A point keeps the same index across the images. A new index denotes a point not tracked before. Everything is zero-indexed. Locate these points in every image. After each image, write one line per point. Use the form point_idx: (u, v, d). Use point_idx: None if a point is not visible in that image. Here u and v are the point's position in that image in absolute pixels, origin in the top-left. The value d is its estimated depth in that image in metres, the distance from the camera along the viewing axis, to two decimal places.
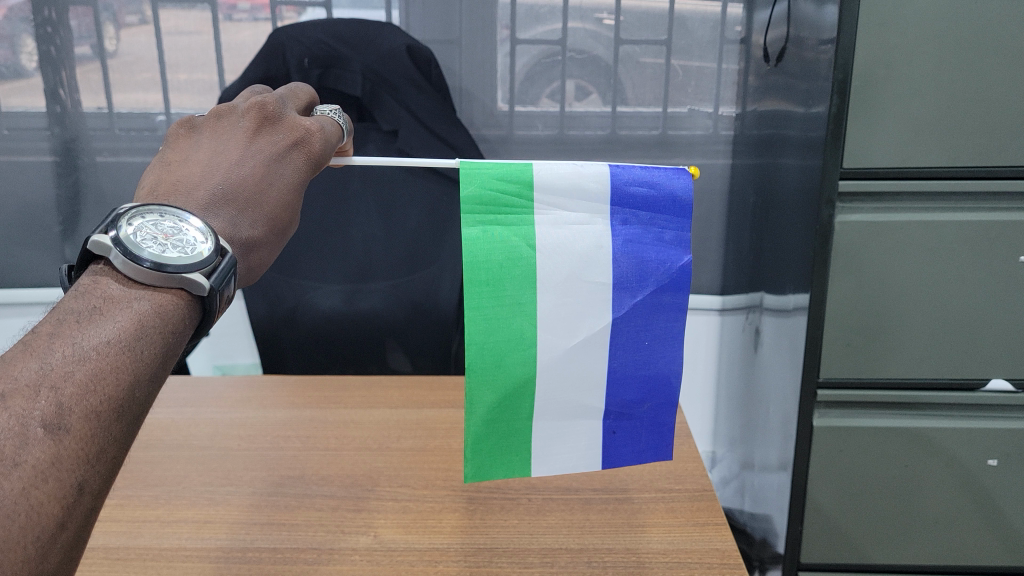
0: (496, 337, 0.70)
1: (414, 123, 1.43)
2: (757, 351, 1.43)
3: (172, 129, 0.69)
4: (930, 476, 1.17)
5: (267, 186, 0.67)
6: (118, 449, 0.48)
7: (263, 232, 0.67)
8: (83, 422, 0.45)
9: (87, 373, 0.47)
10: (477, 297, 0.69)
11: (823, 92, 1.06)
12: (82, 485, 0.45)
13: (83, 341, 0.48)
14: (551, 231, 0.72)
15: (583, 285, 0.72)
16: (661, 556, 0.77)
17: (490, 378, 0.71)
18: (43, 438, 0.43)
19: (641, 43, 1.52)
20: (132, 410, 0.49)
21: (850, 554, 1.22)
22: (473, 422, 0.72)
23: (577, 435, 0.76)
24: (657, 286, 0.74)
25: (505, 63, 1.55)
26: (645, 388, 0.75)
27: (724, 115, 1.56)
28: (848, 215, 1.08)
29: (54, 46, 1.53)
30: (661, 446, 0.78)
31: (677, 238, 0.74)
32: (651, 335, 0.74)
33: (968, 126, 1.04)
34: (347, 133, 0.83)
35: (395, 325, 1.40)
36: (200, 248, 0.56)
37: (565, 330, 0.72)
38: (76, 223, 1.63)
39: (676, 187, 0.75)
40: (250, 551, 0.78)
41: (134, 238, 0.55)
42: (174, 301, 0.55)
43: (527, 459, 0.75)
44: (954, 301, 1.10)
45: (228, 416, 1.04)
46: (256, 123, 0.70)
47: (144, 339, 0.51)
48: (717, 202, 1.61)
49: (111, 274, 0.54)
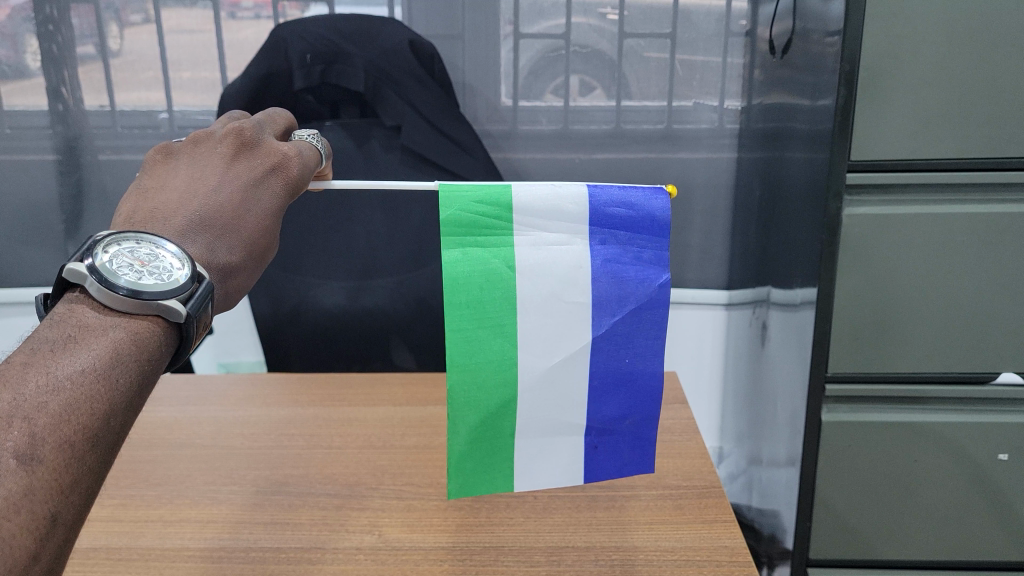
0: (478, 358, 0.70)
1: (415, 116, 1.45)
2: (765, 347, 1.42)
3: (150, 155, 0.70)
4: (941, 470, 1.16)
5: (244, 212, 0.68)
6: (93, 478, 0.48)
7: (241, 258, 0.67)
8: (56, 452, 0.46)
9: (62, 403, 0.48)
10: (458, 319, 0.69)
11: (830, 84, 1.04)
12: (55, 516, 0.45)
13: (58, 370, 0.49)
14: (531, 252, 0.71)
15: (565, 305, 0.72)
16: (667, 554, 0.76)
17: (472, 397, 0.70)
18: (17, 468, 0.44)
19: (645, 37, 1.51)
20: (107, 440, 0.50)
21: (858, 549, 1.21)
22: (458, 439, 0.72)
23: (560, 450, 0.75)
24: (638, 303, 0.72)
25: (508, 59, 1.54)
26: (626, 403, 0.74)
27: (729, 108, 1.55)
28: (855, 208, 1.06)
29: (56, 44, 1.53)
30: (644, 460, 0.76)
31: (656, 256, 0.73)
32: (633, 352, 0.73)
33: (978, 117, 1.02)
34: (326, 157, 0.83)
35: (398, 324, 1.39)
36: (177, 274, 0.57)
37: (545, 350, 0.72)
38: (77, 221, 1.63)
39: (655, 207, 0.74)
40: (254, 551, 0.77)
41: (110, 266, 0.56)
42: (150, 329, 0.56)
43: (510, 475, 0.75)
44: (964, 294, 1.09)
45: (231, 415, 1.04)
46: (234, 149, 0.70)
47: (120, 367, 0.52)
48: (725, 195, 1.60)
49: (87, 302, 0.56)
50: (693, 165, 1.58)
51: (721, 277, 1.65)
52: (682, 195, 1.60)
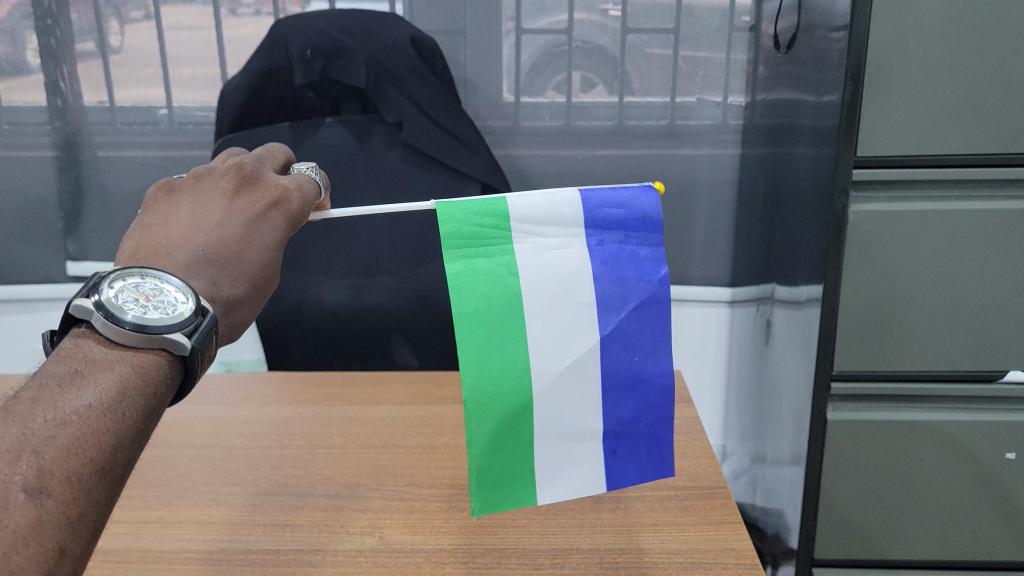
0: (490, 366, 0.67)
1: (418, 115, 1.41)
2: (768, 344, 1.41)
3: (150, 192, 0.68)
4: (948, 470, 1.14)
5: (247, 247, 0.67)
6: (101, 512, 0.47)
7: (245, 291, 0.66)
8: (64, 485, 0.45)
9: (69, 437, 0.47)
10: (468, 330, 0.67)
11: (836, 80, 1.03)
12: (64, 548, 0.44)
13: (65, 405, 0.48)
14: (532, 257, 0.70)
15: (570, 306, 0.71)
16: (674, 557, 0.75)
17: (489, 406, 0.67)
18: (25, 501, 0.43)
19: (649, 33, 1.50)
20: (114, 473, 0.49)
21: (865, 549, 1.20)
22: (477, 453, 0.68)
23: (581, 456, 0.72)
24: (640, 299, 0.72)
25: (510, 55, 1.53)
26: (640, 404, 0.72)
27: (733, 104, 1.53)
28: (861, 205, 1.05)
29: (54, 38, 1.52)
30: (661, 464, 0.74)
31: (653, 253, 0.73)
32: (640, 350, 0.72)
33: (987, 113, 1.01)
34: (324, 189, 0.82)
35: (402, 321, 1.38)
36: (181, 308, 0.56)
37: (555, 352, 0.70)
38: (76, 218, 1.62)
39: (646, 204, 0.74)
40: (254, 553, 0.76)
41: (116, 301, 0.55)
42: (155, 363, 0.55)
43: (533, 486, 0.71)
44: (971, 293, 1.08)
45: (231, 414, 1.03)
46: (234, 186, 0.69)
47: (127, 401, 0.51)
48: (727, 191, 1.59)
49: (93, 337, 0.55)
50: (696, 161, 1.57)
51: (724, 273, 1.64)
52: (685, 191, 1.59)
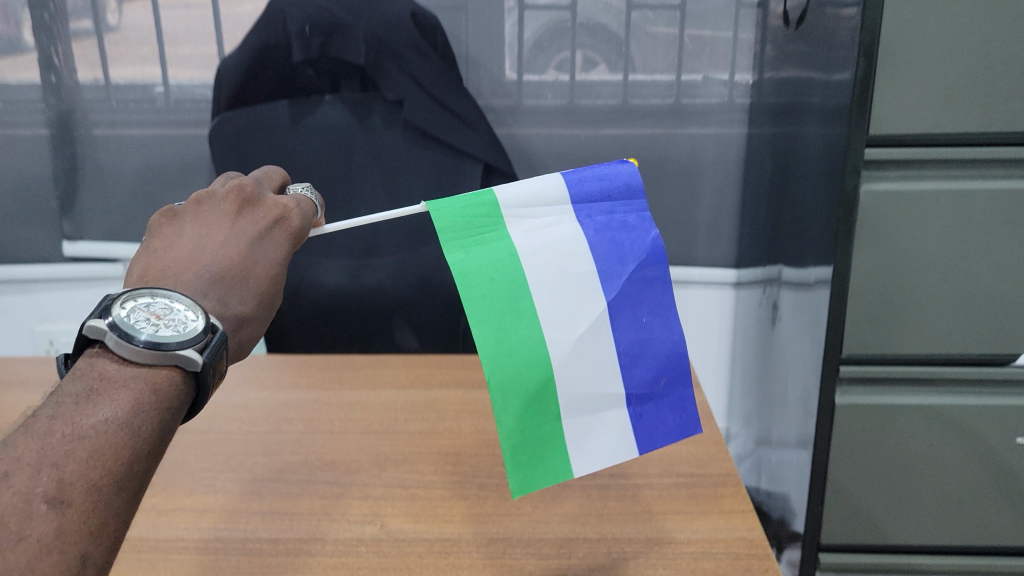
0: (509, 342, 0.65)
1: (415, 91, 1.46)
2: (774, 326, 1.39)
3: (155, 218, 0.69)
4: (957, 455, 1.13)
5: (253, 265, 0.67)
6: (120, 521, 0.50)
7: (253, 307, 0.66)
8: (84, 496, 0.48)
9: (87, 451, 0.50)
10: (480, 311, 0.64)
11: (848, 57, 1.00)
12: (86, 556, 0.47)
13: (82, 421, 0.51)
14: (526, 238, 0.70)
15: (572, 277, 0.69)
16: (684, 546, 0.73)
17: (513, 383, 0.64)
18: (47, 511, 0.46)
19: (654, 9, 1.46)
20: (132, 484, 0.51)
21: (873, 533, 1.19)
22: (507, 432, 0.65)
23: (609, 425, 0.68)
24: (639, 261, 0.70)
25: (513, 32, 1.47)
26: (657, 364, 0.70)
27: (739, 82, 1.50)
28: (873, 184, 1.03)
29: (47, 13, 1.48)
30: (688, 421, 0.70)
31: (641, 217, 0.73)
32: (646, 310, 0.70)
33: (1003, 89, 0.98)
34: (320, 208, 0.79)
35: (404, 301, 1.36)
36: (191, 326, 0.58)
37: (566, 322, 0.67)
38: (71, 197, 1.59)
39: (624, 173, 0.75)
40: (252, 542, 0.75)
41: (128, 320, 0.57)
42: (169, 378, 0.57)
43: (568, 460, 0.67)
44: (983, 275, 1.05)
45: (230, 399, 1.01)
46: (237, 207, 0.70)
47: (142, 415, 0.53)
48: (734, 171, 1.56)
49: (108, 356, 0.57)
50: (702, 141, 1.54)
51: (729, 255, 1.62)
52: (691, 171, 1.56)
